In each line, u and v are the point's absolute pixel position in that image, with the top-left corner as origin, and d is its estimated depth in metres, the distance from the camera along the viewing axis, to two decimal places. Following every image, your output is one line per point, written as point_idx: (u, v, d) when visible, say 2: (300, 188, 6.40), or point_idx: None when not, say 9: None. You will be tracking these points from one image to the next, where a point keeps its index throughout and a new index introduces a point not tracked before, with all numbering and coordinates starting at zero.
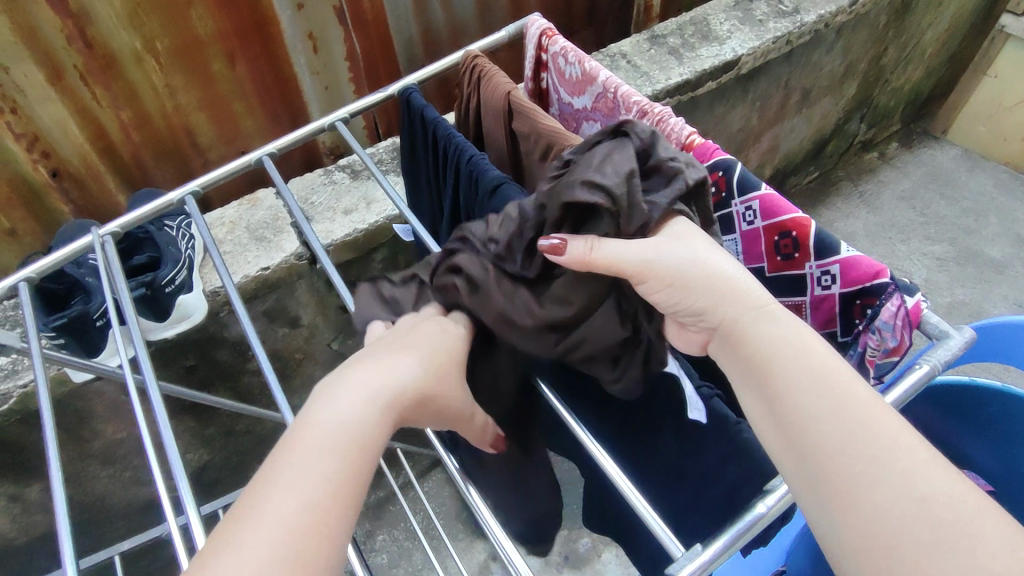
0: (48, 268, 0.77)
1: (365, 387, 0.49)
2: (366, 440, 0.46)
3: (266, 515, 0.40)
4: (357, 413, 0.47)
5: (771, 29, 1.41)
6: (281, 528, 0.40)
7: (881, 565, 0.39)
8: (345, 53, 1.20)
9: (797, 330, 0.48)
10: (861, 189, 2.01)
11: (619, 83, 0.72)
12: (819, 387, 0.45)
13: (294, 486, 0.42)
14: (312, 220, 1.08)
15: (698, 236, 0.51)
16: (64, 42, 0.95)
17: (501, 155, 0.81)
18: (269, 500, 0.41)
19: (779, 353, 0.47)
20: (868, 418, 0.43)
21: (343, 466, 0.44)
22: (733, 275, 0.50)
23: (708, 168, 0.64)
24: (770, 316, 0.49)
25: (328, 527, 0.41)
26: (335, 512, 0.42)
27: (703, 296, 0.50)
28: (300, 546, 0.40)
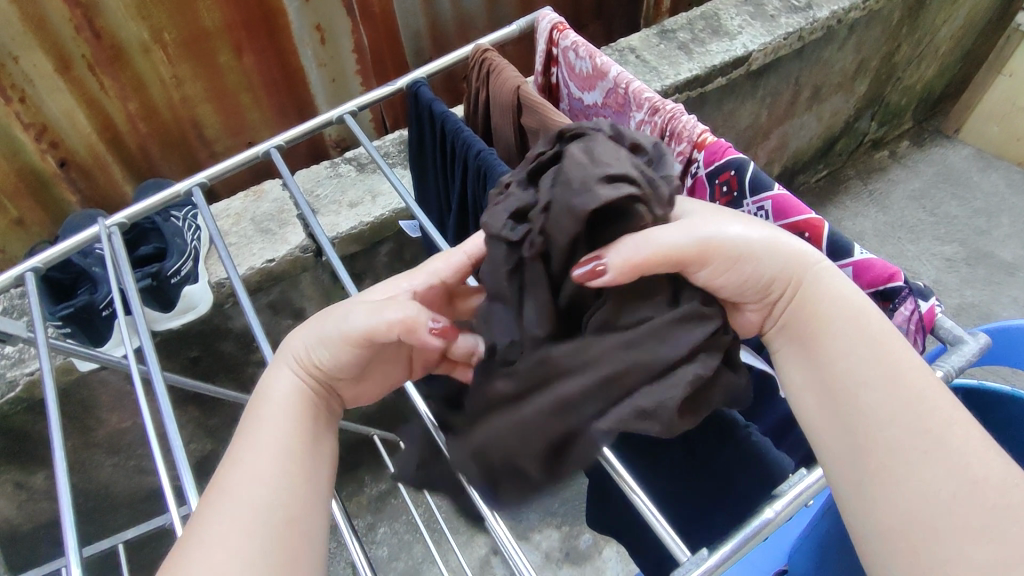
0: (54, 258, 0.77)
1: (281, 356, 0.52)
2: (291, 402, 0.50)
3: (221, 489, 0.45)
4: (279, 381, 0.51)
5: (783, 25, 1.39)
6: (227, 494, 0.45)
7: (916, 546, 0.40)
8: (352, 45, 1.19)
9: (850, 291, 0.48)
10: (870, 188, 1.99)
11: (631, 80, 0.71)
12: (871, 361, 0.45)
13: (236, 458, 0.47)
14: (318, 212, 1.08)
15: (732, 211, 0.51)
16: (72, 33, 0.95)
17: (509, 151, 0.80)
18: (224, 477, 0.46)
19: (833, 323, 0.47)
20: (921, 396, 0.43)
21: (276, 431, 0.48)
22: (783, 240, 0.49)
23: (720, 166, 0.63)
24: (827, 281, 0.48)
25: (271, 484, 0.46)
26: (274, 469, 0.46)
27: (769, 263, 0.48)
28: (245, 503, 0.44)
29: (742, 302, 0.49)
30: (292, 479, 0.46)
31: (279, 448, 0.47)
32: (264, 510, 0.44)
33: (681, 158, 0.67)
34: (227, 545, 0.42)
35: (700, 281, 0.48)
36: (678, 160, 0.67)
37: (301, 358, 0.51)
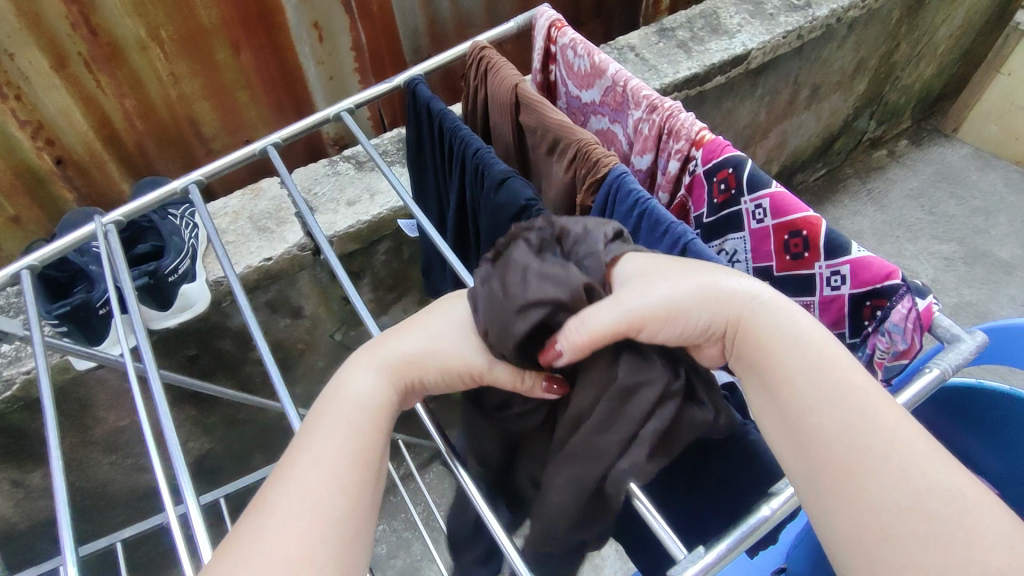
0: (51, 256, 0.77)
1: (374, 361, 0.52)
2: (375, 412, 0.50)
3: (293, 479, 0.45)
4: (369, 386, 0.50)
5: (782, 23, 1.39)
6: (305, 494, 0.44)
7: (890, 558, 0.38)
8: (350, 42, 1.19)
9: (795, 317, 0.47)
10: (868, 187, 1.99)
11: (629, 78, 0.71)
12: (817, 379, 0.44)
13: (315, 458, 0.46)
14: (315, 210, 1.08)
15: (668, 258, 0.51)
16: (69, 30, 0.95)
17: (509, 149, 0.80)
18: (297, 467, 0.46)
19: (777, 346, 0.46)
20: (866, 410, 0.42)
21: (357, 438, 0.48)
22: (720, 279, 0.50)
23: (718, 164, 0.63)
24: (769, 309, 0.48)
25: (349, 493, 0.45)
26: (355, 480, 0.46)
27: (705, 310, 0.48)
28: (325, 508, 0.44)
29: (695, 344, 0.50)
30: (366, 493, 0.46)
31: (359, 458, 0.47)
32: (342, 520, 0.44)
33: (679, 156, 0.67)
34: (304, 549, 0.41)
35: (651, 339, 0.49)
36: (676, 158, 0.67)
37: (401, 371, 0.52)
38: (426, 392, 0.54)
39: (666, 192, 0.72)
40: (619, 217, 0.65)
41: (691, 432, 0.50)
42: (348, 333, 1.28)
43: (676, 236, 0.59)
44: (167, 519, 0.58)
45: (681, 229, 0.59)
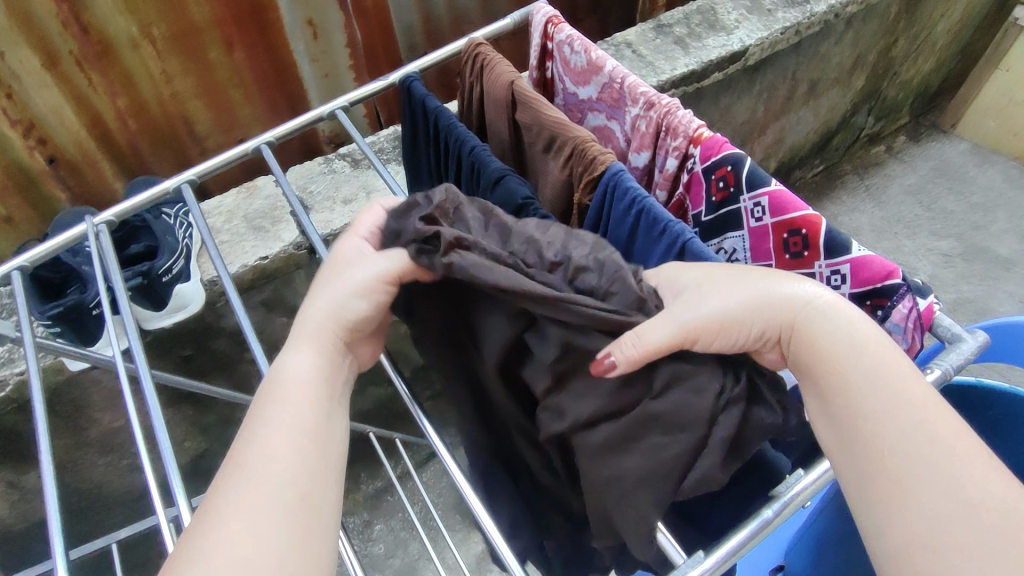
0: (41, 257, 0.76)
1: (300, 332, 0.51)
2: (311, 375, 0.49)
3: (245, 464, 0.43)
4: (300, 354, 0.50)
5: (780, 19, 1.38)
6: (246, 469, 0.43)
7: (938, 564, 0.38)
8: (344, 39, 1.18)
9: (852, 320, 0.47)
10: (866, 183, 1.98)
11: (626, 74, 0.70)
12: (877, 388, 0.44)
13: (254, 434, 0.45)
14: (311, 209, 1.07)
15: (718, 268, 0.50)
16: (59, 28, 0.94)
17: (504, 147, 0.79)
18: (246, 452, 0.44)
19: (836, 354, 0.46)
20: (927, 420, 0.42)
21: (297, 403, 0.47)
22: (775, 284, 0.49)
23: (716, 162, 0.63)
24: (827, 313, 0.47)
25: (292, 455, 0.44)
26: (297, 442, 0.45)
27: (763, 318, 0.47)
28: (269, 475, 0.43)
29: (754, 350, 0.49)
30: (312, 451, 0.45)
31: (301, 419, 0.46)
32: (288, 480, 0.43)
33: (677, 154, 0.66)
34: (252, 516, 0.41)
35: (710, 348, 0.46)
36: (674, 155, 0.67)
37: (324, 328, 0.51)
38: (358, 334, 0.54)
39: (664, 190, 0.71)
40: (616, 215, 0.64)
41: (759, 436, 0.46)
42: None
43: (673, 235, 0.59)
44: (158, 521, 0.57)
45: (679, 228, 0.59)
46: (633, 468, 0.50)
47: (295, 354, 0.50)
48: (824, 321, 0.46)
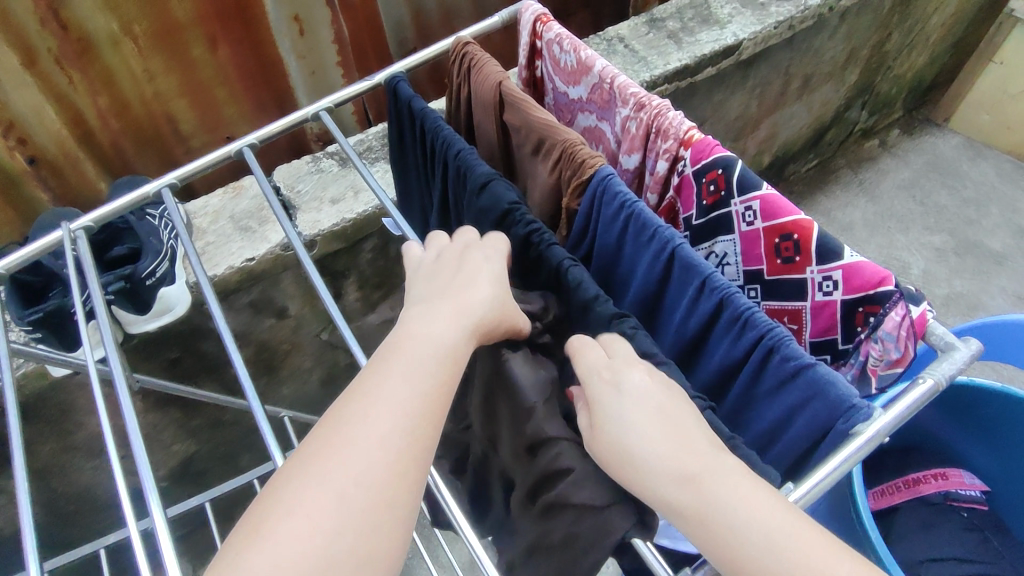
0: (18, 263, 0.74)
1: (449, 303, 0.51)
2: (450, 346, 0.48)
3: (362, 416, 0.43)
4: (442, 323, 0.49)
5: (774, 13, 1.37)
6: (365, 423, 0.43)
7: None
8: (332, 36, 1.16)
9: (696, 482, 0.42)
10: (860, 178, 1.98)
11: (616, 74, 0.69)
12: (756, 532, 0.40)
13: (380, 388, 0.45)
14: (297, 210, 1.05)
15: (600, 399, 0.48)
16: (38, 26, 0.91)
17: (492, 148, 0.78)
18: (367, 403, 0.44)
19: (707, 510, 0.41)
20: (811, 554, 0.39)
21: (427, 368, 0.47)
22: (644, 437, 0.45)
23: (707, 165, 0.62)
24: (697, 476, 0.43)
25: (415, 421, 0.44)
26: (421, 410, 0.45)
27: (621, 472, 0.46)
28: (391, 437, 0.43)
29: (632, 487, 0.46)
30: (429, 426, 0.44)
31: (424, 386, 0.46)
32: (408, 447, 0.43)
33: (667, 156, 0.66)
34: (355, 472, 0.41)
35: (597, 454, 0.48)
36: (665, 157, 0.66)
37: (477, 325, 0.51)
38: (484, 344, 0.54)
39: (654, 193, 0.70)
40: (606, 220, 0.63)
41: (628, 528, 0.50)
42: (335, 333, 1.25)
43: (662, 241, 0.58)
44: (129, 534, 0.57)
45: (668, 234, 0.57)
46: (591, 494, 0.51)
47: (438, 321, 0.50)
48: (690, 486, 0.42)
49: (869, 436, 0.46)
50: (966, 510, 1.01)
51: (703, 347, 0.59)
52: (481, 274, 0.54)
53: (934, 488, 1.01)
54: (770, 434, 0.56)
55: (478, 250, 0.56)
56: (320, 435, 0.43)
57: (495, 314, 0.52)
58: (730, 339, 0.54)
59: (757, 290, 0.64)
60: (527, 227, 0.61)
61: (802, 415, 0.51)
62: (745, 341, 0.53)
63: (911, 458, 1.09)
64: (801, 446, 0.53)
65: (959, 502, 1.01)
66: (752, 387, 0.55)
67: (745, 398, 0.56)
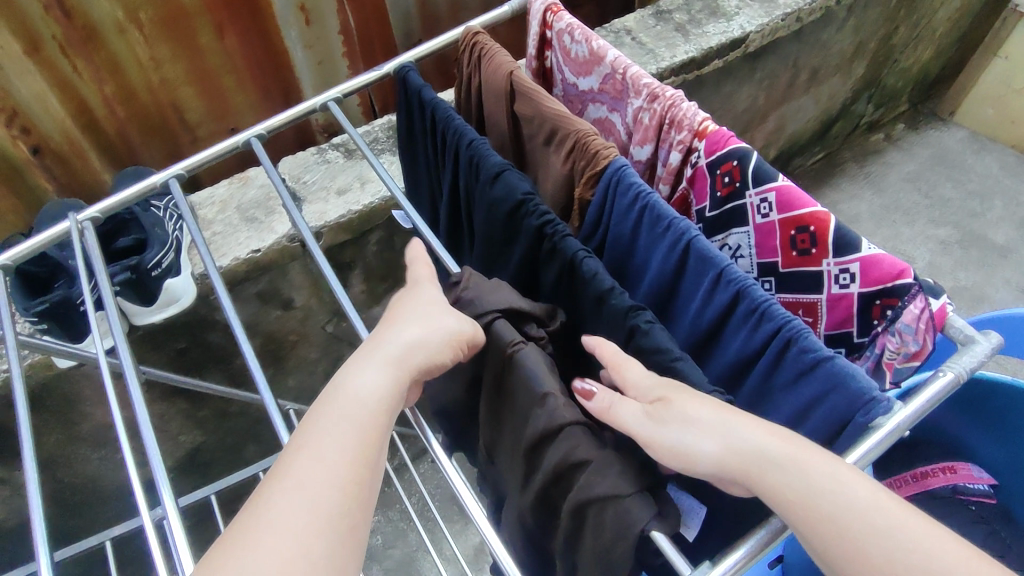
0: (23, 255, 0.72)
1: (374, 356, 0.51)
2: (375, 406, 0.49)
3: (299, 472, 0.44)
4: (368, 380, 0.50)
5: (782, 5, 1.36)
6: (303, 479, 0.43)
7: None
8: (338, 25, 1.15)
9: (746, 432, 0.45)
10: (865, 171, 1.97)
11: (629, 65, 0.69)
12: (841, 506, 0.41)
13: (319, 443, 0.45)
14: (304, 200, 1.05)
15: (663, 390, 0.49)
16: (42, 11, 0.90)
17: (503, 138, 0.78)
18: (306, 458, 0.45)
19: (786, 488, 0.43)
20: (894, 521, 0.40)
21: (362, 421, 0.48)
22: (705, 429, 0.46)
23: (722, 156, 0.62)
24: (779, 458, 0.44)
25: (342, 498, 0.43)
26: (350, 477, 0.44)
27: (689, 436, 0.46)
28: (327, 501, 0.43)
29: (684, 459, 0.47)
30: (364, 477, 0.45)
31: (361, 437, 0.47)
32: (337, 518, 0.43)
33: (681, 148, 0.66)
34: (294, 527, 0.41)
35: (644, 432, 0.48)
36: (678, 149, 0.66)
37: (409, 363, 0.51)
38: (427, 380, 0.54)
39: (667, 185, 0.70)
40: (620, 210, 0.63)
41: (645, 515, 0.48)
42: (341, 324, 1.25)
43: (678, 232, 0.57)
44: (142, 522, 0.58)
45: (684, 225, 0.57)
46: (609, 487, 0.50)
47: (374, 372, 0.50)
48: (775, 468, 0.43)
49: (890, 429, 0.46)
50: (974, 503, 1.01)
51: (718, 339, 0.59)
52: (405, 312, 0.55)
53: (943, 482, 1.01)
54: (786, 427, 0.55)
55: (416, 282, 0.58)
56: (258, 499, 0.43)
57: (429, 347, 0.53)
58: (747, 331, 0.54)
59: (771, 283, 0.64)
60: (541, 217, 0.60)
61: (820, 408, 0.50)
62: (762, 333, 0.53)
63: (919, 450, 1.09)
64: (819, 439, 0.52)
65: (968, 496, 1.01)
66: (768, 379, 0.54)
67: (761, 390, 0.56)
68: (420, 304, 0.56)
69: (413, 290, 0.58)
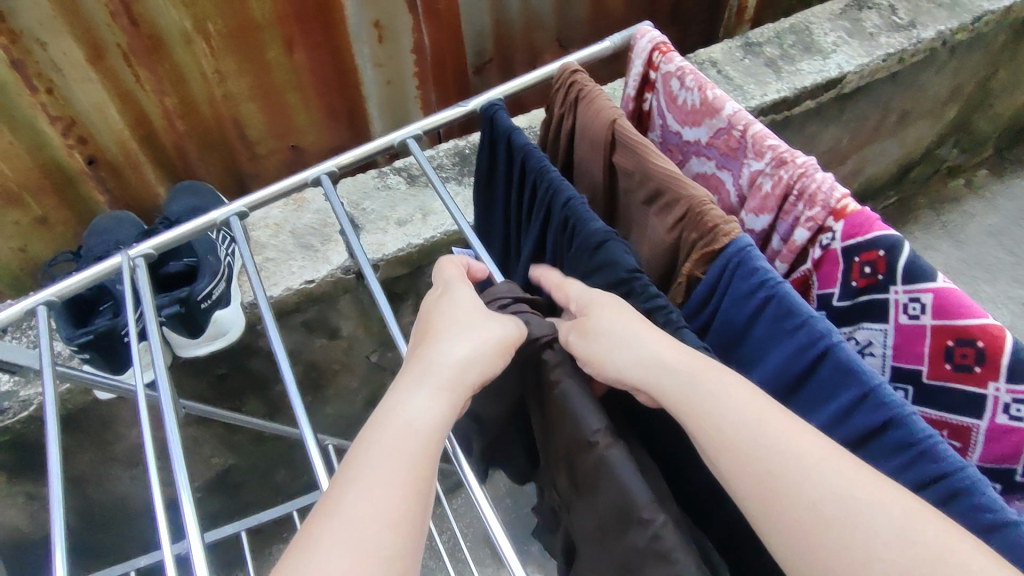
0: (71, 290, 0.67)
1: (422, 381, 0.50)
2: (426, 436, 0.47)
3: (358, 484, 0.44)
4: (418, 406, 0.48)
5: (883, 44, 1.26)
6: (360, 492, 0.43)
7: None
8: (412, 44, 1.08)
9: (726, 400, 0.46)
10: (944, 219, 1.84)
11: (751, 121, 0.61)
12: (778, 455, 0.43)
13: (373, 457, 0.45)
14: (361, 229, 0.98)
15: (592, 312, 0.53)
16: (107, 18, 0.86)
17: (595, 191, 0.70)
18: (361, 471, 0.44)
19: (692, 405, 0.47)
20: (818, 463, 0.42)
21: (413, 437, 0.46)
22: (616, 346, 0.51)
23: (863, 242, 0.53)
24: (679, 369, 0.48)
25: (396, 512, 0.43)
26: (402, 500, 0.43)
27: (622, 363, 0.51)
28: (382, 514, 0.42)
29: (627, 382, 0.51)
30: (418, 490, 0.44)
31: (412, 447, 0.46)
32: (387, 561, 0.41)
33: (810, 225, 0.57)
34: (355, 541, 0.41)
35: (582, 350, 0.53)
36: (807, 226, 0.57)
37: (455, 376, 0.50)
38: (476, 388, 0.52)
39: (785, 263, 0.61)
40: (735, 295, 0.54)
41: None
42: (386, 354, 1.18)
43: (815, 335, 0.49)
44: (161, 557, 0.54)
45: (822, 328, 0.49)
46: None
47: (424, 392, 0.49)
48: (667, 375, 0.48)
49: None
50: None
51: None
52: (444, 326, 0.54)
53: None
54: None
55: (457, 291, 0.57)
56: (321, 509, 0.43)
57: (476, 353, 0.51)
58: (895, 465, 0.46)
59: (906, 391, 0.56)
60: (651, 300, 0.53)
61: None
62: (918, 473, 0.45)
63: None
64: None
65: None
66: None
67: None
68: (462, 313, 0.55)
69: (445, 295, 0.57)
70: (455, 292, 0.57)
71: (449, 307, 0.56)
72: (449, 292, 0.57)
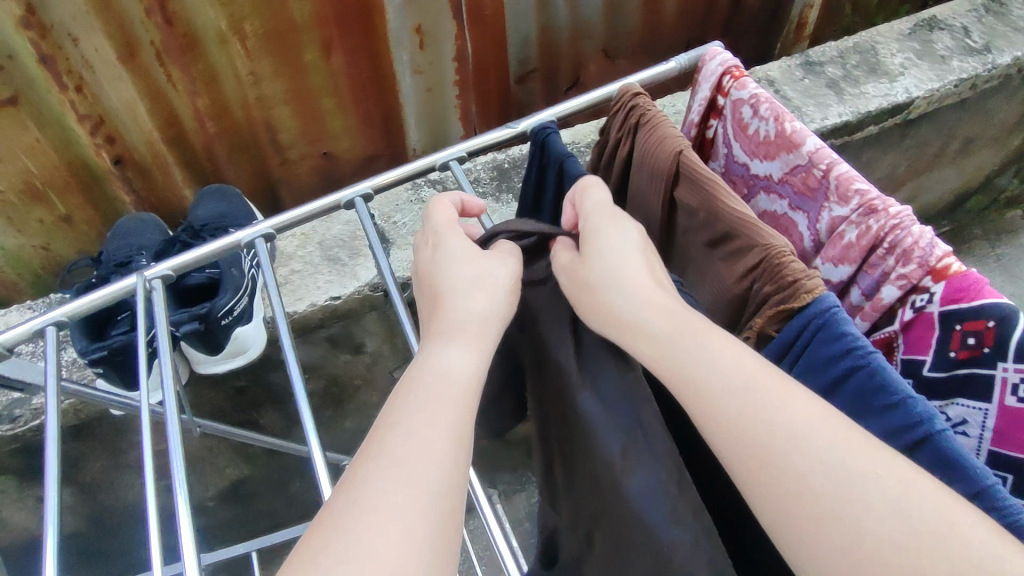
0: (82, 311, 0.63)
1: (447, 333, 0.48)
2: (463, 384, 0.45)
3: (397, 439, 0.41)
4: (451, 357, 0.46)
5: (955, 68, 1.18)
6: (402, 445, 0.41)
7: None
8: (454, 51, 1.02)
9: (789, 420, 0.40)
10: (999, 253, 1.73)
11: (835, 161, 0.54)
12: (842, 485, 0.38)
13: (407, 414, 0.43)
14: (392, 244, 0.93)
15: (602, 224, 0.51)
16: (142, 14, 0.82)
17: (649, 224, 0.64)
18: (398, 427, 0.42)
19: (744, 427, 0.41)
20: (884, 492, 0.37)
21: (446, 391, 0.44)
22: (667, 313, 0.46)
23: (966, 310, 0.46)
24: (744, 385, 0.42)
25: (441, 463, 0.41)
26: (444, 448, 0.42)
27: (654, 307, 0.47)
28: (429, 464, 0.40)
29: (659, 324, 0.46)
30: (459, 439, 0.43)
31: (446, 398, 0.44)
32: (437, 499, 0.40)
33: (902, 283, 0.50)
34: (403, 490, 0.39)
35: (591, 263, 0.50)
36: (898, 285, 0.50)
37: (477, 322, 0.49)
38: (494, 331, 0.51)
39: (867, 321, 0.55)
40: (815, 361, 0.47)
41: None
42: None
43: (915, 418, 0.43)
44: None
45: (923, 413, 0.42)
46: None
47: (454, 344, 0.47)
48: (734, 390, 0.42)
49: None
50: None
51: None
52: (450, 272, 0.51)
53: None
54: None
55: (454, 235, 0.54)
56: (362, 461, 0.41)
57: (495, 301, 0.50)
58: None
59: (1006, 479, 0.51)
60: None
61: None
62: None
63: None
64: None
65: None
66: None
67: None
68: (467, 258, 0.52)
69: (439, 238, 0.54)
70: (449, 236, 0.54)
71: (449, 250, 0.53)
72: (440, 235, 0.55)
